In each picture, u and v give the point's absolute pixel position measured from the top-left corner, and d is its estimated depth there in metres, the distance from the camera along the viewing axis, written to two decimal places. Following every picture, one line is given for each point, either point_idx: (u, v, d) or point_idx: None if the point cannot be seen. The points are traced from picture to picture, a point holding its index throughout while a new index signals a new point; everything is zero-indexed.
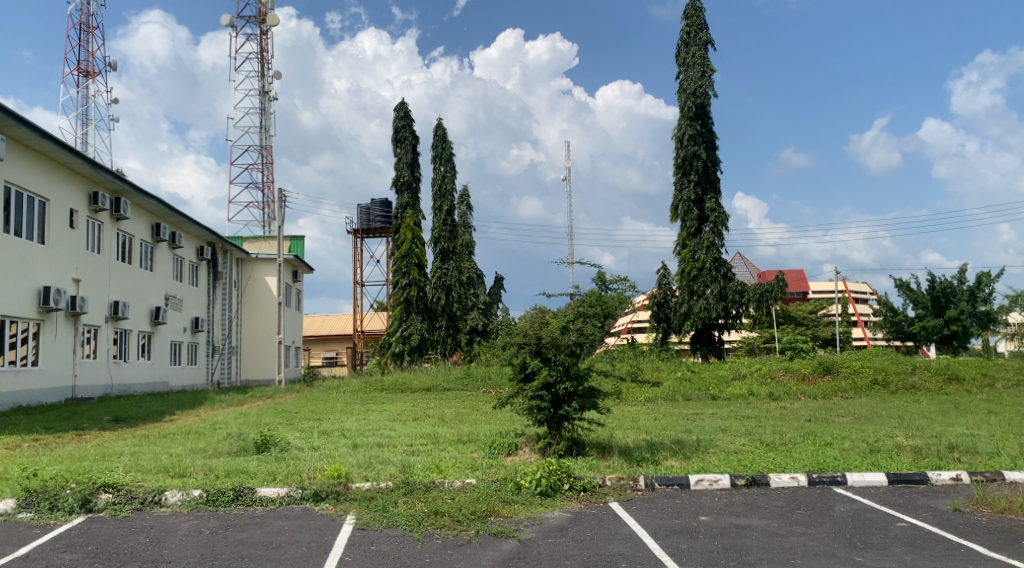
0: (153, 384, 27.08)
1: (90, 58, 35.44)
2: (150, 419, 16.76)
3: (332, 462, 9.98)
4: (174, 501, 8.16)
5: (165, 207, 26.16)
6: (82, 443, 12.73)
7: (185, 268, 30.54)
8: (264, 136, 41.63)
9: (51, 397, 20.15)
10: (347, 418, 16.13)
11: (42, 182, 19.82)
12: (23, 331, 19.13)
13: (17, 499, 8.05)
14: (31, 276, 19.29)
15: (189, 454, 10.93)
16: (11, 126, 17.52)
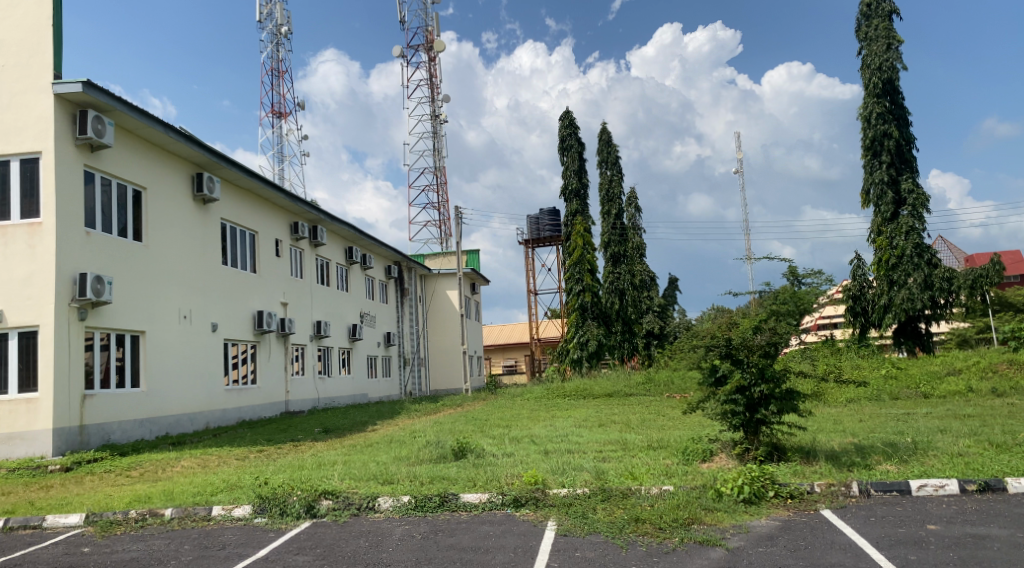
0: (354, 396, 28.96)
1: (281, 100, 38.73)
2: (356, 429, 17.97)
3: (527, 468, 10.19)
4: (386, 507, 8.69)
5: (356, 231, 28.01)
6: (298, 453, 13.87)
7: (376, 287, 32.54)
8: (437, 157, 43.58)
9: (269, 411, 22.08)
10: (535, 425, 16.47)
11: (251, 217, 21.88)
12: (243, 352, 21.16)
13: (252, 505, 8.89)
14: (247, 303, 21.31)
15: (395, 462, 11.59)
16: (222, 168, 19.47)
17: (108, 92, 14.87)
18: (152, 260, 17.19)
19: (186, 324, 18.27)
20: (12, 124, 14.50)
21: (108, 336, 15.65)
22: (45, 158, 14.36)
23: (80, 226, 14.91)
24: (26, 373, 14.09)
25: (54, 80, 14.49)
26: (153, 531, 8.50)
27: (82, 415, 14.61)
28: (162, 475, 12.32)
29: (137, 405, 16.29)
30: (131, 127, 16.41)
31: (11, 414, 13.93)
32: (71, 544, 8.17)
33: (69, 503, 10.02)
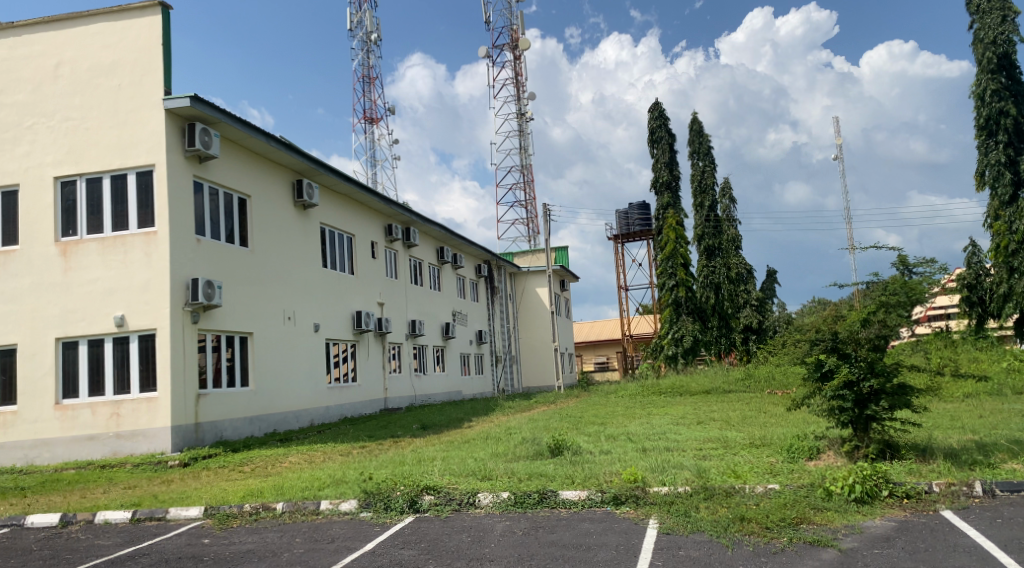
0: (449, 393, 29.40)
1: (372, 106, 39.70)
2: (452, 426, 18.24)
3: (626, 466, 10.10)
4: (486, 503, 8.78)
5: (447, 231, 28.48)
6: (398, 449, 14.19)
7: (467, 286, 32.99)
8: (524, 155, 43.74)
9: (369, 408, 22.69)
10: (631, 422, 16.31)
11: (348, 221, 22.55)
12: (343, 351, 21.81)
13: (357, 499, 9.15)
14: (346, 303, 21.97)
15: (492, 459, 11.69)
16: (320, 174, 20.14)
17: (214, 105, 15.61)
18: (257, 264, 17.94)
19: (290, 325, 18.99)
20: (128, 139, 15.37)
21: (219, 337, 16.43)
22: (158, 170, 15.19)
23: (191, 233, 15.70)
24: (146, 373, 14.93)
25: (165, 96, 15.30)
26: (267, 524, 8.87)
27: (197, 413, 15.38)
28: (272, 470, 12.85)
29: (247, 403, 17.04)
30: (236, 138, 17.17)
31: (134, 412, 14.78)
32: (192, 535, 8.62)
33: (188, 497, 10.58)
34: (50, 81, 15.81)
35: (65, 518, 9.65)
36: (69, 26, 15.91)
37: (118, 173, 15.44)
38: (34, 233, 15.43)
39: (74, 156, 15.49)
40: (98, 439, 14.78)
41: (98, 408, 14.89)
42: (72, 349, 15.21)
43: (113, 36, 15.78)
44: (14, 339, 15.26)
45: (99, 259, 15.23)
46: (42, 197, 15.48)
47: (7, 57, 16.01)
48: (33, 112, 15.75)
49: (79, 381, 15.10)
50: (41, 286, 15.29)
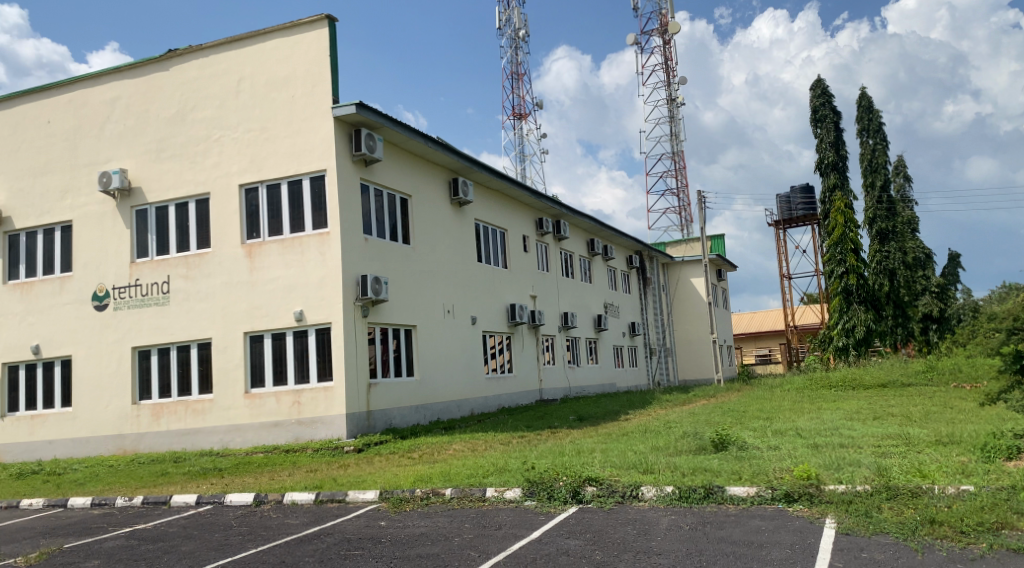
0: (603, 385, 29.33)
1: (521, 102, 40.20)
2: (609, 418, 18.19)
3: (797, 462, 9.66)
4: (650, 496, 8.70)
5: (597, 223, 28.46)
6: (558, 440, 14.32)
7: (619, 277, 32.79)
8: (675, 142, 42.78)
9: (525, 400, 23.07)
10: (798, 417, 15.56)
11: (501, 216, 23.02)
12: (499, 343, 22.27)
13: (521, 488, 9.34)
14: (501, 296, 22.44)
15: (654, 452, 11.53)
16: (474, 172, 20.66)
17: (377, 110, 16.40)
18: (419, 260, 18.67)
19: (450, 318, 19.62)
20: (302, 147, 16.45)
21: (386, 330, 17.26)
22: (329, 174, 16.16)
23: (359, 232, 16.60)
24: (323, 364, 15.95)
25: (333, 105, 16.22)
26: (437, 509, 9.24)
27: (368, 401, 16.25)
28: (438, 457, 13.38)
29: (413, 393, 17.79)
30: (396, 140, 17.95)
31: (313, 400, 15.83)
32: (370, 517, 9.13)
33: (364, 480, 11.23)
34: (233, 97, 17.18)
35: (259, 498, 10.52)
36: (248, 44, 17.21)
37: (294, 179, 16.57)
38: (224, 237, 16.86)
39: (256, 165, 16.77)
40: (283, 425, 15.94)
41: (282, 396, 16.07)
42: (258, 343, 16.51)
43: (287, 52, 16.89)
44: (209, 334, 16.77)
45: (280, 259, 16.40)
46: (229, 203, 16.87)
47: (197, 77, 17.56)
48: (220, 126, 17.19)
49: (265, 371, 16.36)
50: (231, 285, 16.69)
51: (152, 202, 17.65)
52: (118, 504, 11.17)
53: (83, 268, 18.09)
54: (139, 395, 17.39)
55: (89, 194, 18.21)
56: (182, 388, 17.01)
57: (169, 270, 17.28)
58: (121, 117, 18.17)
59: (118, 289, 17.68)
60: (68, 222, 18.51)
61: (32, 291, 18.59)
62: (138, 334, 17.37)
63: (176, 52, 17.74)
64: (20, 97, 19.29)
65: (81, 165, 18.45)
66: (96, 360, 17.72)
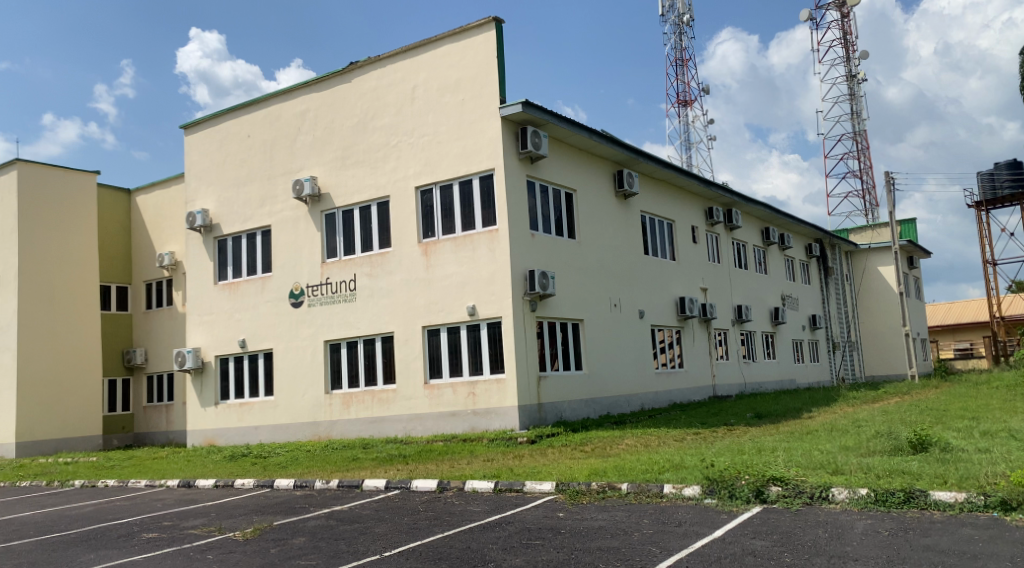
0: (781, 381, 28.02)
1: (686, 89, 39.20)
2: (790, 416, 17.34)
3: (1013, 467, 8.75)
4: (841, 498, 8.21)
5: (771, 211, 27.20)
6: (736, 437, 13.84)
7: (796, 267, 31.19)
8: (857, 121, 40.06)
9: (697, 395, 22.48)
10: (1010, 418, 14.09)
11: (668, 207, 22.57)
12: (669, 337, 21.85)
13: (701, 486, 9.11)
14: (670, 289, 22.01)
15: (844, 452, 10.87)
16: (640, 163, 20.39)
17: (542, 107, 16.59)
18: (585, 254, 18.69)
19: (617, 312, 19.50)
20: (472, 147, 16.95)
21: (554, 324, 17.43)
22: (498, 173, 16.53)
23: (526, 228, 16.86)
24: (495, 358, 16.35)
25: (501, 105, 16.57)
26: (613, 503, 9.21)
27: (539, 394, 16.49)
28: (611, 451, 13.33)
29: (582, 387, 17.87)
30: (562, 136, 18.07)
31: (487, 392, 16.27)
32: (549, 508, 9.26)
33: (539, 472, 11.41)
34: (409, 103, 17.99)
35: (442, 485, 10.98)
36: (422, 52, 17.94)
37: (465, 179, 17.10)
38: (402, 236, 17.72)
39: (430, 167, 17.47)
40: (460, 415, 16.53)
41: (458, 387, 16.65)
42: (435, 336, 17.21)
43: (457, 56, 17.43)
44: (391, 328, 17.70)
45: (453, 256, 16.99)
46: (407, 204, 17.71)
47: (376, 87, 18.55)
48: (397, 132, 18.06)
49: (441, 363, 17.03)
50: (410, 282, 17.51)
51: (339, 206, 18.86)
52: (317, 486, 12.06)
53: (280, 268, 19.66)
54: (331, 385, 18.66)
55: (285, 200, 19.75)
56: (369, 378, 18.07)
57: (355, 268, 18.41)
58: (310, 128, 19.56)
59: (312, 287, 19.06)
60: (267, 227, 20.19)
61: (239, 290, 20.47)
62: (328, 328, 18.65)
63: (357, 65, 18.83)
64: (224, 116, 21.25)
65: (277, 174, 20.04)
66: (293, 353, 19.23)
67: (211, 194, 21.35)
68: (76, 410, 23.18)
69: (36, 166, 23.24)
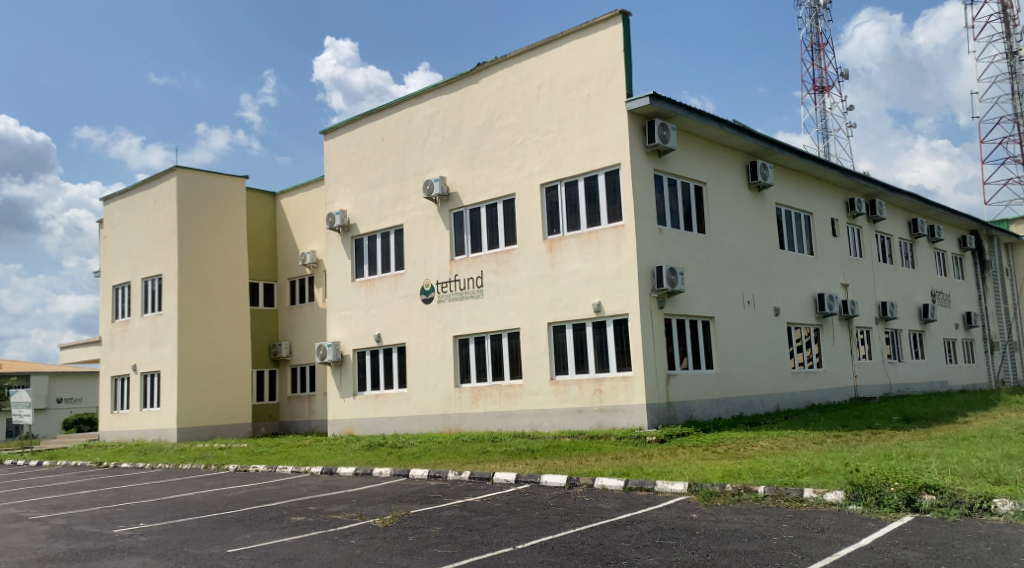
0: (932, 383, 26.25)
1: (823, 74, 37.37)
2: (942, 420, 16.19)
3: None
4: (1006, 511, 7.61)
5: (919, 201, 25.51)
6: (882, 442, 13.08)
7: (949, 261, 29.12)
8: (1018, 102, 36.88)
9: (838, 397, 21.41)
10: None
11: (806, 199, 21.60)
12: (806, 335, 20.91)
13: (845, 491, 8.66)
14: (807, 285, 21.07)
15: (1006, 460, 10.05)
16: (774, 153, 19.63)
17: (670, 99, 16.27)
18: (716, 249, 18.18)
19: (751, 309, 18.86)
20: (597, 143, 16.84)
21: (683, 321, 17.07)
22: (624, 167, 16.34)
23: (654, 223, 16.59)
24: (622, 354, 16.19)
25: (628, 99, 16.37)
26: (751, 506, 8.91)
27: (668, 393, 16.20)
28: (745, 453, 12.90)
29: (713, 386, 17.40)
30: (691, 128, 17.65)
31: (614, 389, 16.14)
32: (681, 508, 9.08)
33: (670, 471, 11.22)
34: (534, 101, 18.09)
35: (572, 481, 11.01)
36: (547, 50, 17.98)
37: (591, 174, 17.02)
38: (528, 233, 17.86)
39: (556, 164, 17.50)
40: (586, 412, 16.50)
41: (584, 384, 16.62)
42: (561, 333, 17.25)
43: (582, 52, 17.35)
44: (517, 324, 17.88)
45: (579, 253, 16.95)
46: (533, 201, 17.83)
47: (503, 86, 18.76)
48: (523, 130, 18.20)
49: (568, 360, 17.05)
50: (535, 279, 17.62)
51: (467, 204, 19.24)
52: (450, 477, 12.37)
53: (412, 266, 20.28)
54: (460, 379, 19.09)
55: (416, 200, 20.36)
56: (496, 373, 18.34)
57: (482, 266, 18.72)
58: (439, 130, 20.04)
59: (441, 284, 19.55)
60: (399, 226, 20.88)
61: (374, 286, 21.29)
62: (457, 324, 19.08)
63: (485, 65, 19.12)
64: (359, 121, 22.13)
65: (408, 175, 20.69)
66: (425, 348, 19.79)
67: (347, 196, 22.31)
68: (229, 399, 24.87)
69: (192, 172, 25.06)
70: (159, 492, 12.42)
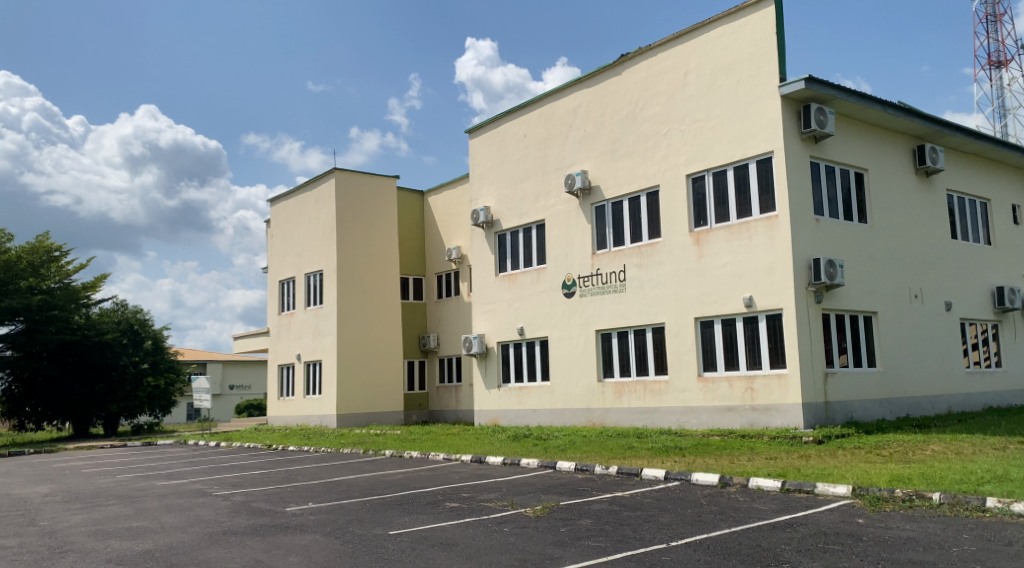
0: None
1: (1000, 47, 34.27)
2: None
3: None
4: None
5: None
6: None
7: None
8: None
9: (1020, 399, 19.60)
10: None
11: (982, 184, 19.88)
12: (983, 332, 19.28)
13: None
14: (984, 278, 19.41)
15: None
16: (946, 135, 18.21)
17: (827, 82, 15.44)
18: (878, 240, 17.08)
19: (919, 303, 17.59)
20: (748, 130, 16.24)
21: (843, 317, 16.17)
22: (778, 155, 15.65)
23: (810, 214, 15.81)
24: (775, 351, 15.54)
25: (781, 84, 15.67)
26: (924, 513, 8.33)
27: (826, 392, 15.40)
28: (914, 457, 12.06)
29: (877, 386, 16.38)
30: (851, 112, 16.67)
31: (767, 387, 15.52)
32: (846, 513, 8.60)
33: (831, 473, 10.69)
34: (680, 90, 17.68)
35: (724, 480, 10.69)
36: (693, 37, 17.49)
37: (741, 164, 16.44)
38: (673, 226, 17.50)
39: (703, 154, 17.03)
40: (736, 410, 15.98)
41: (734, 381, 16.09)
42: (709, 328, 16.80)
43: (730, 37, 16.77)
44: (663, 319, 17.57)
45: (728, 245, 16.43)
46: (679, 193, 17.44)
47: (647, 76, 18.46)
48: (668, 120, 17.83)
49: (716, 356, 16.58)
50: (681, 272, 17.25)
51: (610, 197, 19.10)
52: (597, 471, 12.35)
53: (554, 260, 20.37)
54: (604, 373, 19.00)
55: (558, 195, 20.43)
56: (641, 368, 18.11)
57: (625, 259, 18.53)
58: (582, 123, 19.99)
59: (584, 278, 19.53)
60: (542, 221, 21.04)
61: (517, 281, 21.58)
62: (600, 318, 19.00)
63: (628, 56, 18.88)
64: (503, 118, 22.47)
65: (550, 170, 20.80)
66: (568, 341, 19.84)
67: (492, 192, 22.72)
68: (383, 388, 26.06)
69: (349, 173, 26.38)
70: (324, 475, 13.21)
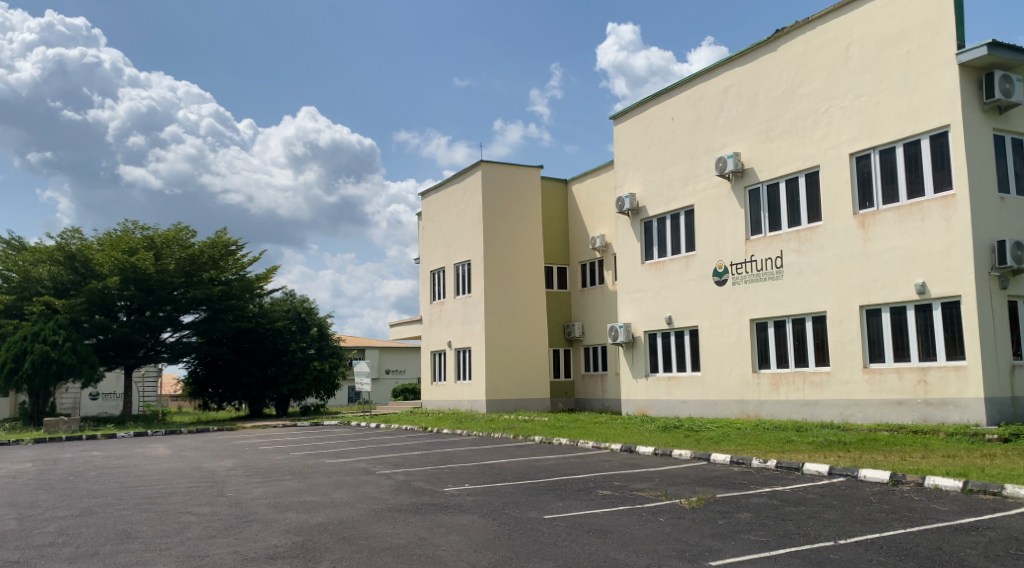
0: None
1: None
2: None
3: None
4: None
5: None
6: None
7: None
8: None
9: None
10: None
11: None
12: None
13: None
14: None
15: None
16: None
17: (1014, 46, 14.05)
18: None
19: None
20: (920, 103, 15.06)
21: None
22: (955, 129, 14.42)
23: (993, 191, 14.48)
24: (951, 341, 14.37)
25: (959, 51, 14.42)
26: None
27: (1012, 386, 14.09)
28: None
29: None
30: None
31: (943, 380, 14.38)
32: None
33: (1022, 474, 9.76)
34: (841, 64, 16.66)
35: (896, 477, 10.01)
36: (856, 7, 16.42)
37: (911, 140, 15.29)
38: (836, 208, 16.54)
39: (868, 131, 15.98)
40: (908, 404, 14.92)
41: (904, 373, 15.04)
42: (875, 317, 15.78)
43: (898, 3, 15.61)
44: (823, 307, 16.70)
45: (897, 228, 15.34)
46: (841, 173, 16.47)
47: (804, 52, 17.54)
48: (828, 96, 16.87)
49: (883, 347, 15.55)
50: (844, 258, 16.29)
51: (764, 180, 18.32)
52: (754, 464, 11.93)
53: (705, 246, 19.80)
54: (758, 364, 18.31)
55: (708, 179, 19.83)
56: (799, 358, 17.30)
57: (782, 245, 17.74)
58: (733, 104, 19.29)
59: (736, 265, 18.88)
60: (691, 206, 20.52)
61: (665, 268, 21.16)
62: (755, 307, 18.31)
63: (783, 32, 18.02)
64: (649, 102, 22.06)
65: (700, 154, 20.22)
66: (720, 330, 19.26)
67: (637, 178, 22.38)
68: (531, 375, 26.43)
69: (496, 165, 26.87)
70: (477, 458, 13.56)
